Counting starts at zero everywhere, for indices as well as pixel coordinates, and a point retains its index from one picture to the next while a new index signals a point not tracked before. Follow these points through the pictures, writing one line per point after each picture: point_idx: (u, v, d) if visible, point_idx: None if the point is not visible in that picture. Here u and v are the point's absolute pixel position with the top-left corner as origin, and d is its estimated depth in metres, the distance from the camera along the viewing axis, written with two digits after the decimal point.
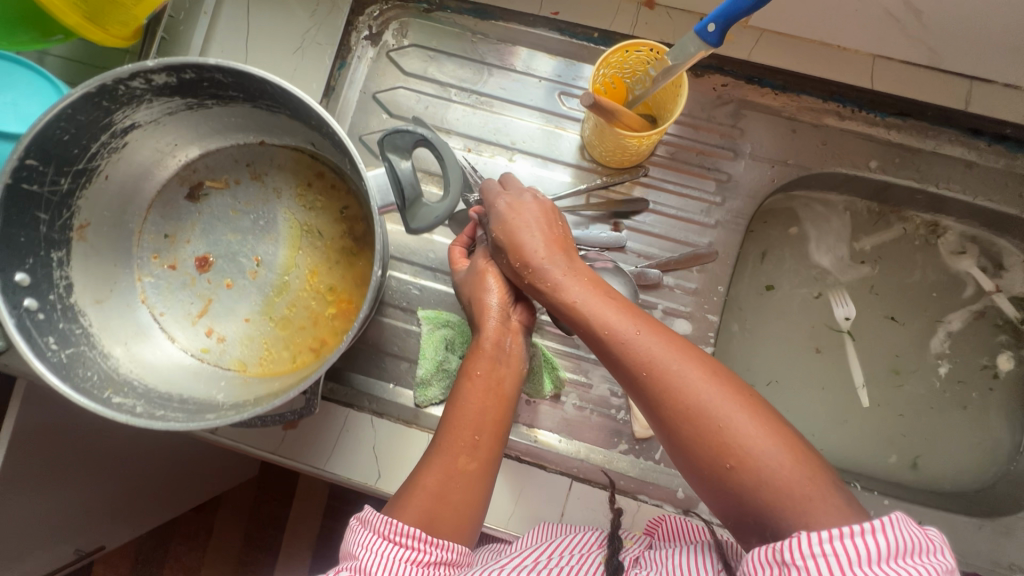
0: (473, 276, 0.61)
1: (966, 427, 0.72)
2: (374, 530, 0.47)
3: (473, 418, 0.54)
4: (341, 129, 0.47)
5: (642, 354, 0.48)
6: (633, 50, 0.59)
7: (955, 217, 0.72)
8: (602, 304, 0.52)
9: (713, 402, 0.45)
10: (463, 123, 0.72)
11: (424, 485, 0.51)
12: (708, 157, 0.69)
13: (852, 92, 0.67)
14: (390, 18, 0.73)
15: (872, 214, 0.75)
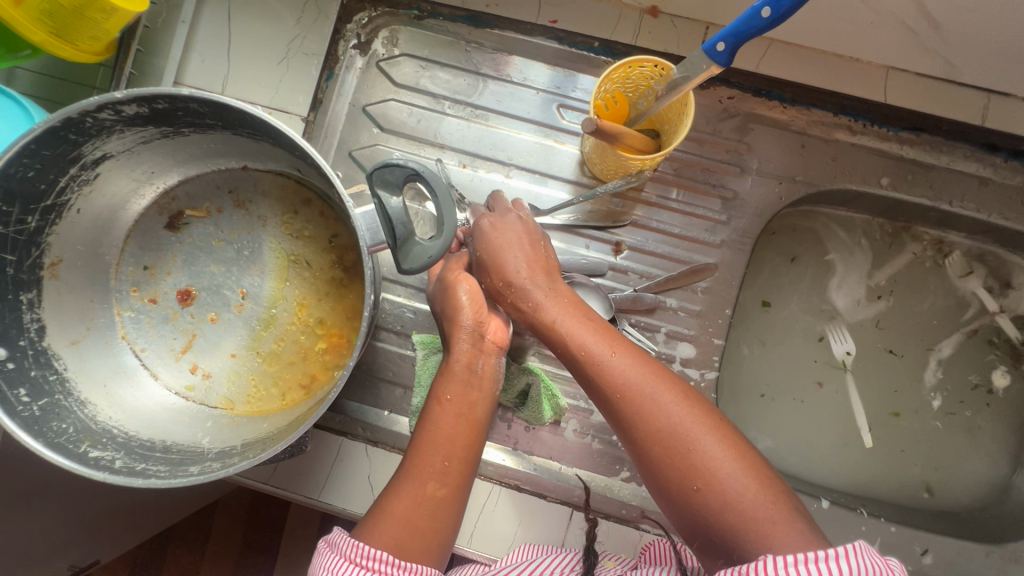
0: (443, 288, 0.58)
1: (972, 447, 0.71)
2: (340, 553, 0.46)
3: (443, 444, 0.52)
4: (325, 163, 0.44)
5: (614, 374, 0.48)
6: (636, 66, 0.55)
7: (966, 234, 0.70)
8: (578, 323, 0.52)
9: (684, 424, 0.44)
10: (457, 137, 0.68)
11: (393, 512, 0.49)
12: (714, 173, 0.66)
13: (864, 106, 0.64)
14: (379, 25, 0.69)
15: (881, 231, 0.73)
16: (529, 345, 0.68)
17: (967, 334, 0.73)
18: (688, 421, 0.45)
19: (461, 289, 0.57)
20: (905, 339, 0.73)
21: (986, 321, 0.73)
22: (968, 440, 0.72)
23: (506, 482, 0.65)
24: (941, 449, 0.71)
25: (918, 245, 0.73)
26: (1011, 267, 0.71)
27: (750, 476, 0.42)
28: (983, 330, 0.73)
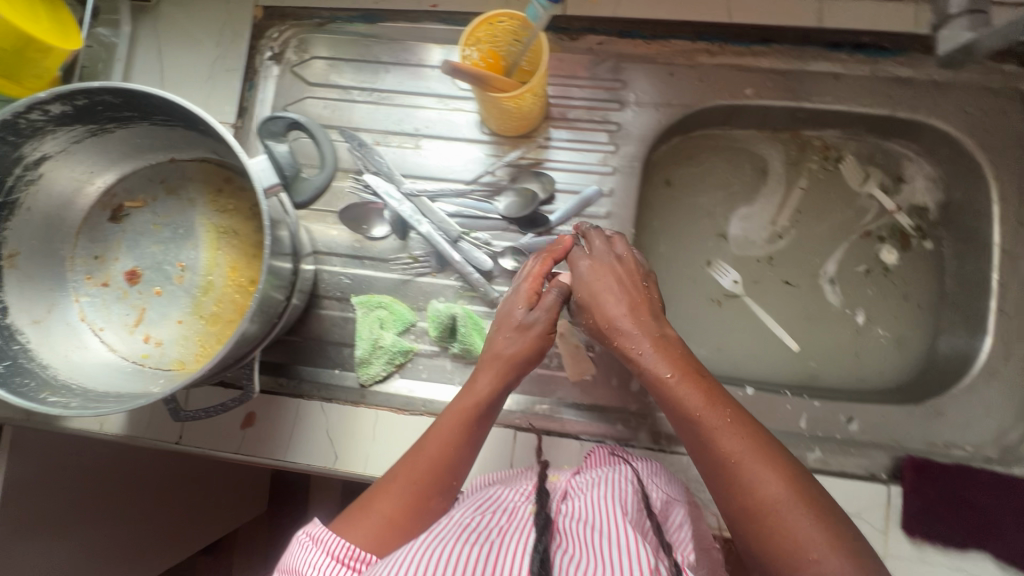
0: (534, 330, 0.59)
1: (890, 324, 0.76)
2: (327, 551, 0.48)
3: (449, 464, 0.54)
4: (218, 123, 0.51)
5: (715, 441, 0.49)
6: (496, 21, 0.64)
7: (842, 130, 0.77)
8: (681, 375, 0.53)
9: (793, 507, 0.45)
10: (368, 119, 0.77)
11: (378, 510, 0.52)
12: (598, 111, 0.74)
13: (716, 29, 0.72)
14: (288, 36, 0.79)
15: (768, 141, 0.80)
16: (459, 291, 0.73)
17: (863, 235, 0.78)
18: (798, 506, 0.45)
19: (541, 323, 0.60)
20: (812, 235, 0.79)
21: (886, 219, 0.78)
22: (885, 318, 0.76)
23: None
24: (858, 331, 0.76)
25: (813, 158, 0.79)
26: (894, 157, 0.78)
27: (848, 562, 0.42)
28: (877, 229, 0.78)
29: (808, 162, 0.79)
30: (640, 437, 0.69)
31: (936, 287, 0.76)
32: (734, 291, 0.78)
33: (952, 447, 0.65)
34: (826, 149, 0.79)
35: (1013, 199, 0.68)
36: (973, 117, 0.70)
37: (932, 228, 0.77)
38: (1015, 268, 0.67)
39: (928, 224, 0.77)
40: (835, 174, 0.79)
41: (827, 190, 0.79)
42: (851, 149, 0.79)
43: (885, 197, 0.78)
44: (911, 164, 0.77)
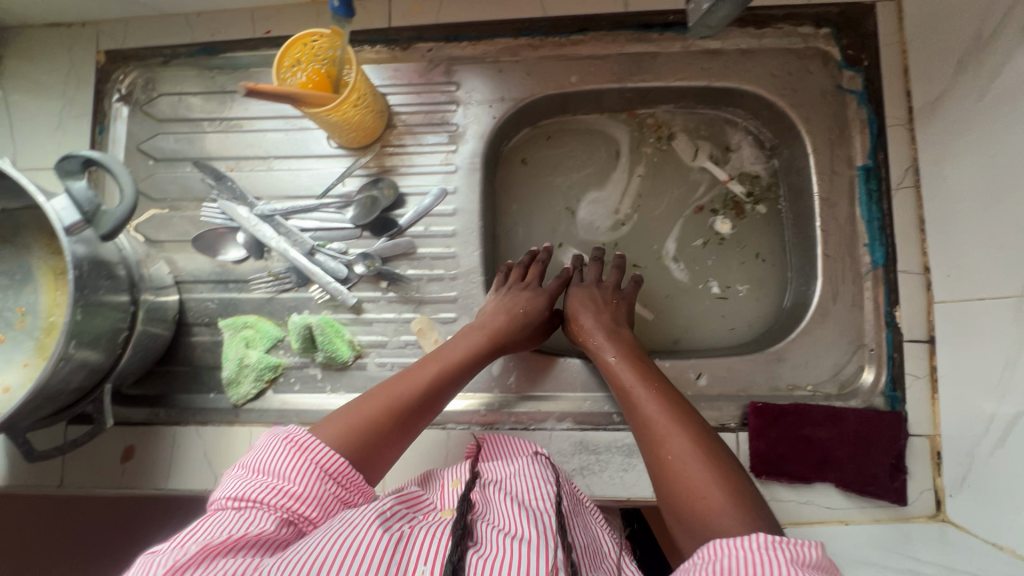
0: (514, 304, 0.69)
1: (741, 285, 0.79)
2: (314, 460, 0.48)
3: (427, 402, 0.58)
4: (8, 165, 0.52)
5: (638, 403, 0.57)
6: (310, 41, 0.67)
7: (670, 104, 0.81)
8: (627, 358, 0.63)
9: (694, 457, 0.50)
10: (220, 148, 0.80)
11: (362, 413, 0.54)
12: (436, 114, 0.77)
13: (534, 24, 0.76)
14: (135, 76, 0.81)
15: (610, 122, 0.83)
16: (321, 302, 0.75)
17: (697, 209, 0.81)
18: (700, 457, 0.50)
19: (523, 304, 0.69)
20: (657, 206, 0.82)
21: (721, 188, 0.81)
22: (735, 279, 0.79)
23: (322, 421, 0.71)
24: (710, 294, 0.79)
25: (647, 134, 0.83)
26: (720, 128, 0.82)
27: (731, 500, 0.46)
28: (711, 201, 0.81)
29: (643, 144, 0.83)
30: (502, 421, 0.71)
31: (779, 242, 0.79)
32: None
33: (794, 388, 0.69)
34: (658, 126, 0.83)
35: (824, 150, 0.73)
36: (779, 79, 0.74)
37: (763, 192, 0.81)
38: (833, 213, 0.72)
39: (761, 187, 0.81)
40: (666, 151, 0.83)
41: (664, 162, 0.83)
42: (679, 124, 0.83)
43: (716, 166, 0.82)
44: (735, 132, 0.82)
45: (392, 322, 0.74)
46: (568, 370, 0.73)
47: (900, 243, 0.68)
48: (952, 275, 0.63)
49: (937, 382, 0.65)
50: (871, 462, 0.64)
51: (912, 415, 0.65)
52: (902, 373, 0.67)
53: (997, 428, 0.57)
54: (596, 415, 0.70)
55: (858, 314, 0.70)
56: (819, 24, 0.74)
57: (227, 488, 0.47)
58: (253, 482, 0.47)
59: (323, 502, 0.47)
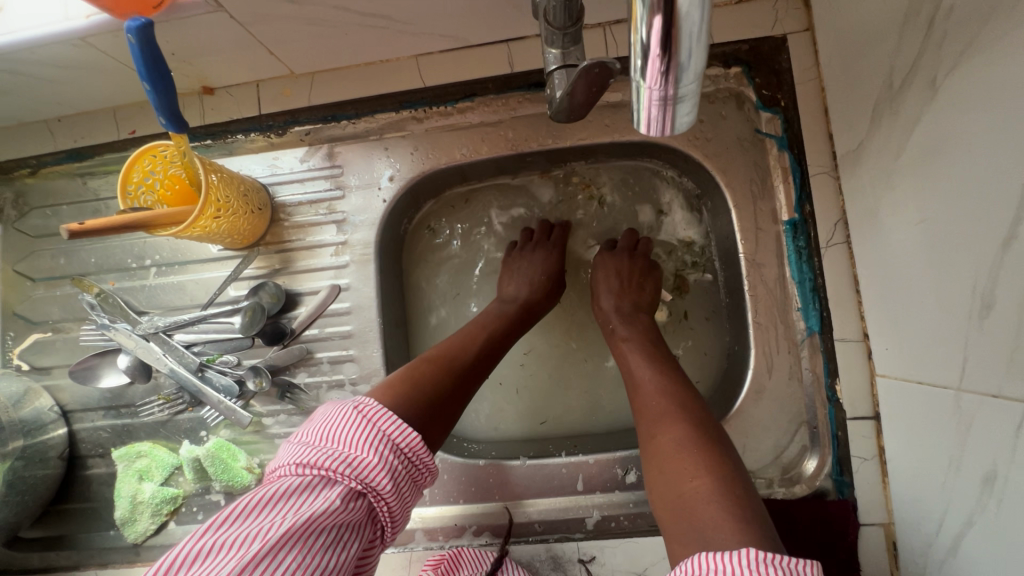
0: (534, 268, 0.72)
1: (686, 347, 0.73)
2: (382, 430, 0.46)
3: (471, 364, 0.59)
4: None
5: (642, 388, 0.58)
6: (158, 151, 0.60)
7: (584, 161, 0.73)
8: (640, 342, 0.64)
9: (687, 438, 0.50)
10: (101, 261, 0.74)
11: (416, 374, 0.54)
12: (322, 203, 0.71)
13: (415, 94, 0.69)
14: (4, 192, 0.76)
15: (525, 177, 0.76)
16: (218, 421, 0.70)
17: None
18: (693, 438, 0.50)
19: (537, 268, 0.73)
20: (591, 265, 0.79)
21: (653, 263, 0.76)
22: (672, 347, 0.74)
23: None
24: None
25: (566, 196, 0.77)
26: (648, 183, 0.75)
27: (710, 474, 0.47)
28: None
29: (572, 206, 0.77)
30: (417, 537, 0.65)
31: (716, 305, 0.73)
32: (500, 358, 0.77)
33: None
34: (586, 186, 0.76)
35: (745, 205, 0.65)
36: (691, 128, 0.67)
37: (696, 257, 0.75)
38: (761, 275, 0.65)
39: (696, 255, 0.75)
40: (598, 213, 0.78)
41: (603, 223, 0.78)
42: (606, 180, 0.76)
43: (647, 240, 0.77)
44: (666, 190, 0.75)
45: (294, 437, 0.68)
46: (486, 474, 0.66)
47: (835, 309, 0.61)
48: (891, 350, 0.56)
49: (887, 466, 0.58)
50: None
51: (862, 502, 0.59)
52: (848, 455, 0.60)
53: (947, 534, 0.50)
54: (518, 525, 0.64)
55: (797, 387, 0.63)
56: (727, 63, 0.66)
57: (291, 453, 0.46)
58: (319, 449, 0.45)
59: (393, 478, 0.45)
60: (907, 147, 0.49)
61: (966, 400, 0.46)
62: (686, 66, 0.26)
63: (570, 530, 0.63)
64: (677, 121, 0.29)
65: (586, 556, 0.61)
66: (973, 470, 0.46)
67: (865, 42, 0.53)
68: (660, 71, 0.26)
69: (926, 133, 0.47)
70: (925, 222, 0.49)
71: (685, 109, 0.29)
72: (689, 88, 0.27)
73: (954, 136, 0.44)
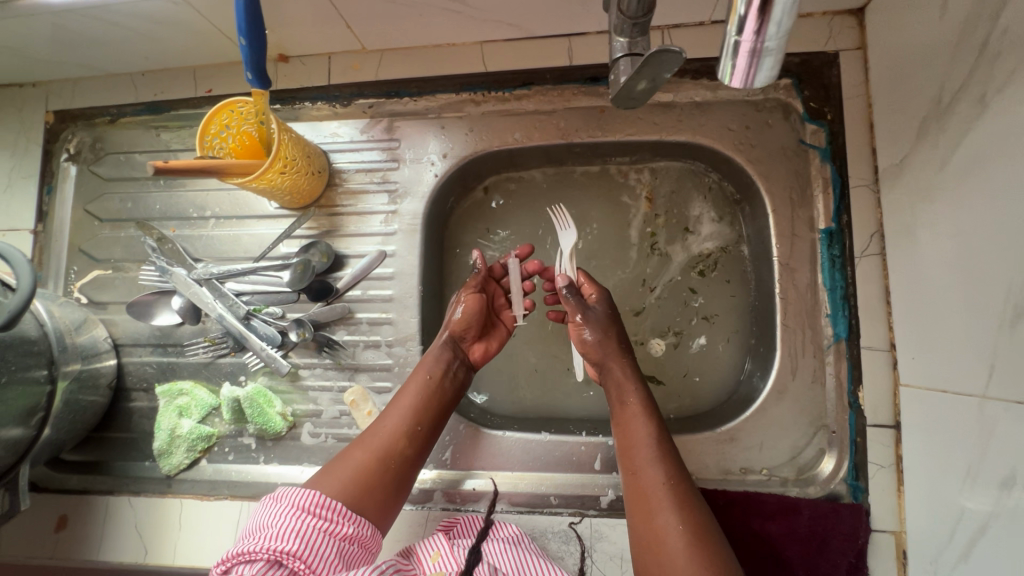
0: (454, 308, 0.71)
1: (720, 350, 0.73)
2: (287, 502, 0.52)
3: (402, 432, 0.60)
4: None
5: (645, 468, 0.57)
6: (235, 107, 0.64)
7: (650, 157, 0.76)
8: (648, 410, 0.61)
9: (693, 538, 0.51)
10: (165, 207, 0.79)
11: (344, 467, 0.57)
12: (378, 173, 0.75)
13: (476, 78, 0.72)
14: (83, 135, 0.81)
15: (586, 170, 0.78)
16: (259, 368, 0.74)
17: (684, 272, 0.75)
18: (698, 538, 0.51)
19: (461, 304, 0.70)
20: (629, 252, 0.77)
21: (666, 284, 0.75)
22: (693, 330, 0.74)
23: (254, 495, 0.69)
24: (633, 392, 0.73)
25: (628, 187, 0.77)
26: (687, 196, 0.76)
27: (693, 551, 0.50)
28: (702, 264, 0.75)
29: (634, 199, 0.77)
30: (436, 498, 0.68)
31: (740, 309, 0.73)
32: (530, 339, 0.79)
33: (748, 472, 0.64)
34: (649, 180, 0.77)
35: (783, 210, 0.67)
36: (737, 133, 0.69)
37: (727, 268, 0.74)
38: (793, 280, 0.66)
39: (707, 277, 0.75)
40: (630, 215, 0.77)
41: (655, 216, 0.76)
42: (669, 180, 0.77)
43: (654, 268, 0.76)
44: (700, 204, 0.76)
45: (326, 390, 0.72)
46: (509, 445, 0.69)
47: (863, 317, 0.63)
48: (917, 359, 0.57)
49: (903, 474, 0.59)
50: (828, 562, 0.58)
51: (875, 509, 0.60)
52: (865, 461, 0.61)
53: (960, 541, 0.51)
54: (535, 496, 0.66)
55: (820, 391, 0.64)
56: (779, 74, 0.68)
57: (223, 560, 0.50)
58: (240, 544, 0.50)
59: (304, 536, 0.49)
60: (950, 162, 0.51)
61: (990, 407, 0.47)
62: (779, 21, 0.29)
63: (583, 506, 0.65)
64: (759, 78, 0.32)
65: (598, 532, 0.63)
66: (991, 475, 0.47)
67: (917, 61, 0.56)
68: (755, 25, 0.29)
69: (970, 148, 0.49)
70: (960, 234, 0.50)
71: (766, 67, 0.32)
72: (776, 44, 0.30)
73: (996, 150, 0.46)
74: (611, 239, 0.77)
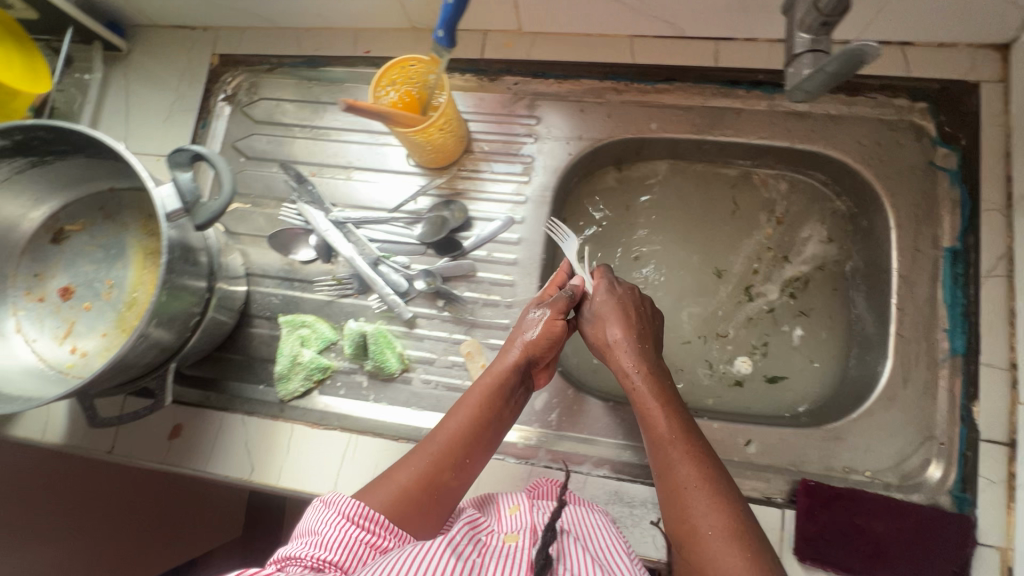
0: (522, 316, 0.69)
1: (819, 353, 0.76)
2: (339, 510, 0.51)
3: (453, 443, 0.59)
4: (123, 149, 0.55)
5: (675, 462, 0.55)
6: (406, 65, 0.69)
7: (772, 164, 0.80)
8: (671, 406, 0.60)
9: (733, 541, 0.49)
10: (306, 153, 0.84)
11: (394, 481, 0.55)
12: (514, 145, 0.79)
13: (621, 69, 0.77)
14: (242, 79, 0.87)
15: (704, 170, 0.83)
16: (381, 311, 0.77)
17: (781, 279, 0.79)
18: (739, 540, 0.49)
19: (535, 314, 0.68)
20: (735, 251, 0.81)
21: (756, 304, 0.79)
22: (789, 322, 0.78)
23: (362, 429, 0.73)
24: (708, 379, 0.76)
25: (745, 190, 0.82)
26: (807, 211, 0.80)
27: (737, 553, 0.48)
28: (811, 275, 0.79)
29: (753, 204, 0.81)
30: (539, 456, 0.70)
31: (834, 332, 0.76)
32: None
33: (852, 472, 0.65)
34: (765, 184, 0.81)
35: (908, 225, 0.70)
36: (867, 147, 0.72)
37: (822, 273, 0.78)
38: (912, 292, 0.68)
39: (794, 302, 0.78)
40: (745, 216, 0.81)
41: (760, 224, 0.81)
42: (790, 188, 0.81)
43: (755, 279, 0.80)
44: (813, 227, 0.80)
45: (441, 340, 0.75)
46: (613, 415, 0.71)
47: (984, 334, 0.64)
48: None
49: (1014, 490, 0.60)
50: (931, 567, 0.59)
51: (983, 522, 0.60)
52: (974, 474, 0.62)
53: None
54: (636, 466, 0.68)
55: (931, 402, 0.65)
56: (915, 97, 0.72)
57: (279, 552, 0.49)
58: (292, 544, 0.49)
59: (348, 547, 0.47)
60: None
61: None
62: None
63: None
64: None
65: None
66: None
67: None
68: None
69: None
70: None
71: None
72: None
73: None
74: (720, 234, 0.82)
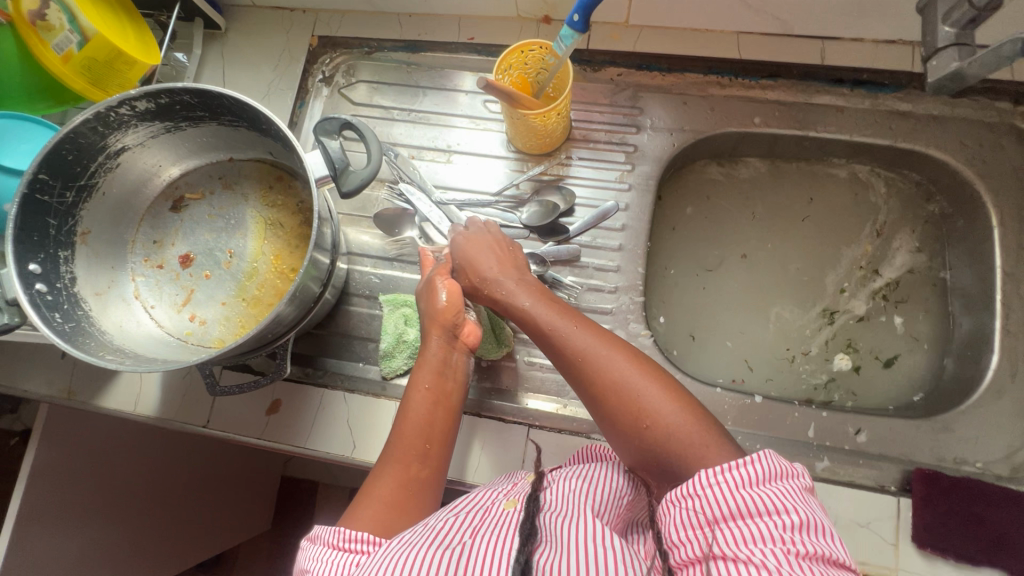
0: (428, 290, 0.66)
1: (912, 348, 0.78)
2: (324, 542, 0.47)
3: (420, 426, 0.57)
4: (275, 117, 0.55)
5: (568, 344, 0.55)
6: (526, 50, 0.70)
7: (868, 163, 0.82)
8: (539, 297, 0.60)
9: (645, 391, 0.51)
10: (406, 135, 0.84)
11: (377, 498, 0.52)
12: (616, 134, 0.80)
13: (726, 64, 0.79)
14: (341, 62, 0.88)
15: (798, 167, 0.85)
16: None
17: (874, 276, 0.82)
18: (646, 386, 0.51)
19: (442, 292, 0.64)
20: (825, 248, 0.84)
21: (843, 319, 0.81)
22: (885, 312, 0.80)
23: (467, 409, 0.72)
24: (801, 372, 0.79)
25: (836, 188, 0.84)
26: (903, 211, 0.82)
27: (649, 397, 0.51)
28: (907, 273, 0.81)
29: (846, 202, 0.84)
30: None
31: (928, 330, 0.78)
32: (726, 313, 0.83)
33: (963, 463, 0.66)
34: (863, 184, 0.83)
35: (1012, 224, 0.71)
36: (970, 148, 0.74)
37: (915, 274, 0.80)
38: (1018, 288, 0.69)
39: (887, 303, 0.80)
40: (835, 214, 0.84)
41: (852, 222, 0.84)
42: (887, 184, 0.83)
43: (841, 298, 0.82)
44: (907, 236, 0.81)
45: None
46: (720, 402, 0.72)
47: None
48: None
49: None
50: None
51: None
52: None
53: None
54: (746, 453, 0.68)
55: None
56: (1017, 102, 0.74)
57: None
58: None
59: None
60: None
61: None
62: None
63: None
64: None
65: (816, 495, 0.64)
66: None
67: None
68: None
69: None
70: None
71: None
72: None
73: None
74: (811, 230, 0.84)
